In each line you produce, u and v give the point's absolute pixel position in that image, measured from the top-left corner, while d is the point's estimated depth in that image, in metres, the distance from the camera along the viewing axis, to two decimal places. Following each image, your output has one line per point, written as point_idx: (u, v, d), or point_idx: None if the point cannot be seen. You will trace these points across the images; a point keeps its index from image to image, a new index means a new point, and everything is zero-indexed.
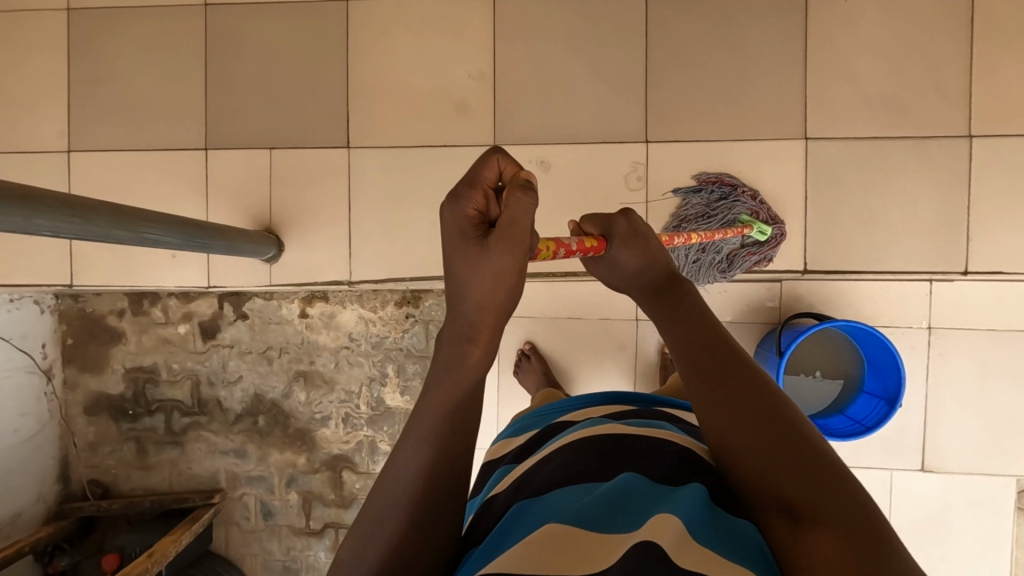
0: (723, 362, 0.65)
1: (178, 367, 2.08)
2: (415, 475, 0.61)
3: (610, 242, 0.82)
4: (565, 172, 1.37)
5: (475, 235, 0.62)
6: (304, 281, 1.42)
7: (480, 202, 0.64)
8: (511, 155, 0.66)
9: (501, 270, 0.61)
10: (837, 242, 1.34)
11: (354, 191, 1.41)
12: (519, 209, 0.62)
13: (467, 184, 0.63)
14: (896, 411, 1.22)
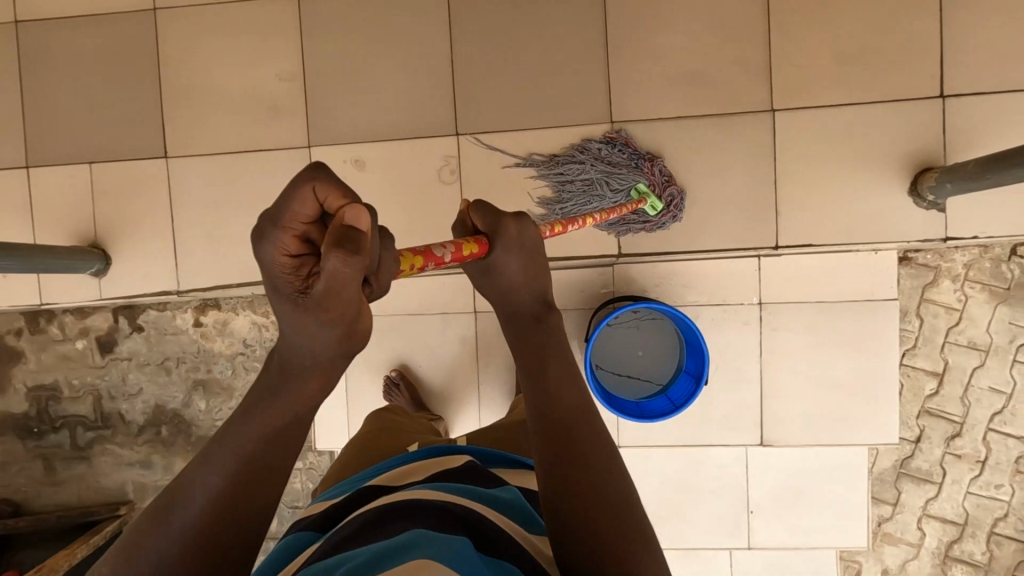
0: (574, 430, 0.67)
1: (79, 383, 2.12)
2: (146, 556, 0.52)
3: (493, 241, 0.76)
4: (380, 170, 1.38)
5: (298, 284, 0.56)
6: (135, 293, 1.43)
7: (293, 243, 0.57)
8: (330, 181, 0.55)
9: (322, 329, 0.57)
10: (651, 223, 1.35)
11: (179, 201, 1.42)
12: (337, 272, 0.52)
13: (270, 224, 0.56)
14: (701, 388, 1.22)
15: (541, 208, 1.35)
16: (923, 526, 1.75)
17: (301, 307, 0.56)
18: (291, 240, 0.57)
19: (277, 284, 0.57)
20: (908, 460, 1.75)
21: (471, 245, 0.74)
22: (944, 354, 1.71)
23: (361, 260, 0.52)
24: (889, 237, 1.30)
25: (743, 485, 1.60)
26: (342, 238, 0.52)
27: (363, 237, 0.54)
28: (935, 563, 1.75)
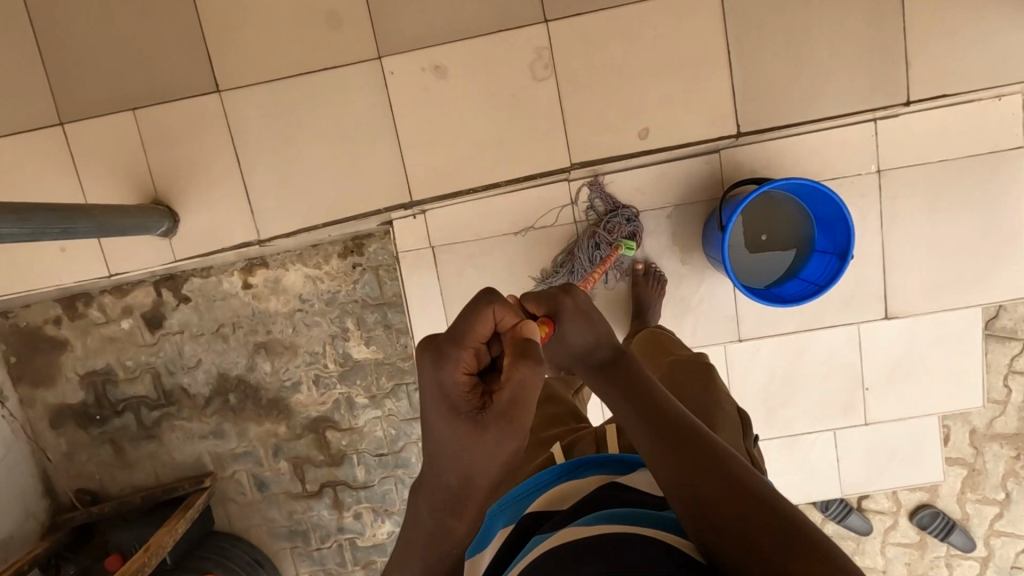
0: (695, 448, 0.64)
1: (132, 363, 2.02)
2: None
3: (554, 319, 0.72)
4: (462, 75, 1.23)
5: (473, 402, 0.58)
6: (210, 249, 1.31)
7: (472, 357, 0.59)
8: (507, 304, 0.61)
9: (497, 450, 0.58)
10: (770, 95, 1.24)
11: (240, 138, 1.27)
12: (522, 385, 0.57)
13: (453, 343, 0.58)
14: (849, 264, 1.15)
15: (648, 94, 1.23)
16: (1010, 382, 2.01)
17: (476, 428, 0.57)
18: (469, 356, 0.59)
19: (452, 397, 0.58)
20: (992, 321, 1.99)
21: (545, 325, 0.70)
22: None
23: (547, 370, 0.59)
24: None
25: (857, 364, 1.57)
26: (525, 352, 0.59)
27: (540, 358, 0.59)
28: (1022, 415, 2.03)
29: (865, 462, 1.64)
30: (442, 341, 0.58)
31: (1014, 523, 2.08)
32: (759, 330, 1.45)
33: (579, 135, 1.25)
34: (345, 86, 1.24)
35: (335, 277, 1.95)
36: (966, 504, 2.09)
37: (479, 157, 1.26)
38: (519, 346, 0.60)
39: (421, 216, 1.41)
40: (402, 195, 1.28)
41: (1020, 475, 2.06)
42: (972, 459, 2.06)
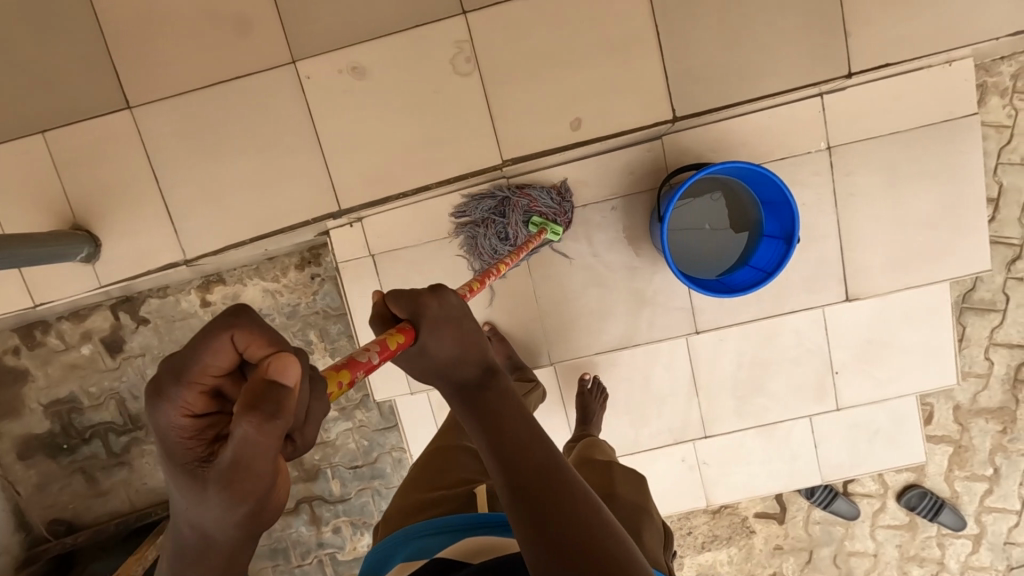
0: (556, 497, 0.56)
1: (96, 390, 1.99)
2: None
3: (417, 326, 0.63)
4: (380, 75, 1.17)
5: (199, 451, 0.49)
6: (136, 272, 1.25)
7: (198, 398, 0.50)
8: (251, 326, 0.51)
9: (220, 512, 0.47)
10: (705, 75, 1.17)
11: (157, 155, 1.21)
12: (237, 443, 0.44)
13: (171, 380, 0.49)
14: (794, 248, 1.10)
15: (578, 83, 1.17)
16: (991, 355, 1.95)
17: (196, 478, 0.48)
18: (198, 395, 0.50)
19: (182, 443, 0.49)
20: (970, 293, 1.92)
21: (397, 336, 0.62)
22: (997, 177, 1.86)
23: (278, 427, 0.44)
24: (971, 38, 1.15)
25: (825, 348, 1.51)
26: (253, 395, 0.45)
27: (285, 400, 0.45)
28: (1006, 388, 1.97)
29: (845, 448, 1.59)
30: (160, 376, 0.49)
31: (1005, 498, 2.03)
32: (718, 321, 1.39)
33: (509, 130, 1.19)
34: (260, 93, 1.18)
35: (294, 290, 1.95)
36: (955, 483, 2.04)
37: (407, 159, 1.20)
38: (266, 383, 0.46)
39: (358, 224, 1.36)
40: (328, 204, 1.22)
41: (1008, 450, 2.00)
42: (958, 436, 2.01)
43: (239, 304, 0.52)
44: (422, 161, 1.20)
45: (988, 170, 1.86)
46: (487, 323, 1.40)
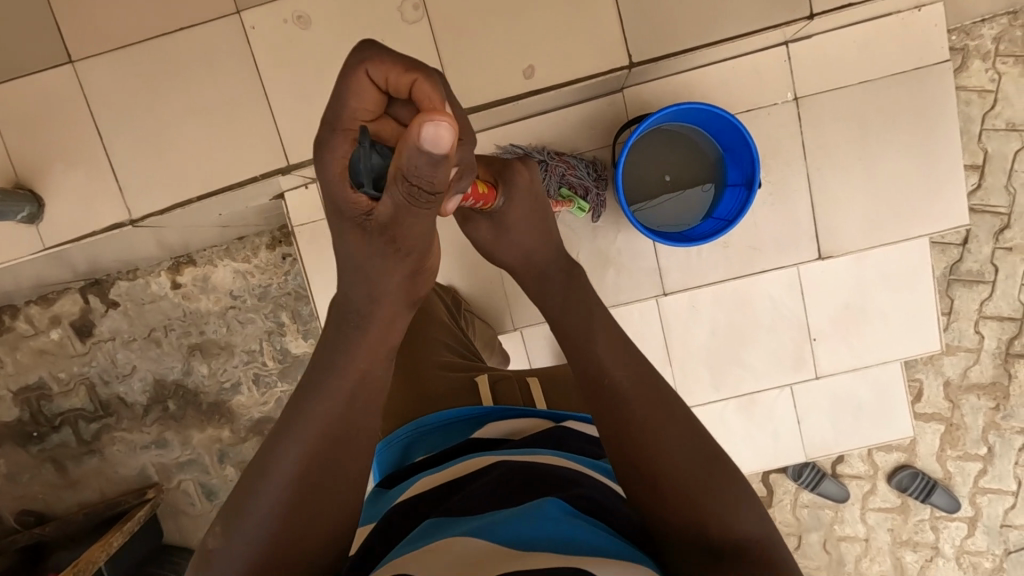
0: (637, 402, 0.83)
1: (66, 375, 2.11)
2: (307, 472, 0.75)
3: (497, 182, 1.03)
4: (328, 25, 1.15)
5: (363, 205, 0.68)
6: (79, 233, 1.22)
7: (350, 144, 0.66)
8: (383, 58, 0.65)
9: (384, 244, 0.71)
10: (664, 18, 1.13)
11: (101, 111, 1.18)
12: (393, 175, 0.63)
13: (329, 128, 0.66)
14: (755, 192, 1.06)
15: (530, 30, 1.14)
16: (980, 328, 1.89)
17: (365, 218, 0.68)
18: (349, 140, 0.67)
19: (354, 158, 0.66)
20: (957, 265, 1.87)
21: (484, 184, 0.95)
22: (982, 144, 1.80)
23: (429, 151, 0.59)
24: None
25: (801, 315, 1.46)
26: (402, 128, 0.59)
27: (423, 121, 0.58)
28: (997, 363, 1.91)
29: (829, 422, 1.53)
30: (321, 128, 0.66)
31: (1000, 479, 1.96)
32: (687, 284, 1.34)
33: (461, 80, 1.15)
34: (204, 46, 1.16)
35: (265, 270, 2.01)
36: (947, 463, 1.96)
37: None
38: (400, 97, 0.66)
39: (313, 186, 1.33)
40: (278, 159, 1.20)
41: (1001, 428, 1.94)
42: (949, 413, 1.94)
43: (362, 41, 0.66)
44: None
45: (972, 137, 1.80)
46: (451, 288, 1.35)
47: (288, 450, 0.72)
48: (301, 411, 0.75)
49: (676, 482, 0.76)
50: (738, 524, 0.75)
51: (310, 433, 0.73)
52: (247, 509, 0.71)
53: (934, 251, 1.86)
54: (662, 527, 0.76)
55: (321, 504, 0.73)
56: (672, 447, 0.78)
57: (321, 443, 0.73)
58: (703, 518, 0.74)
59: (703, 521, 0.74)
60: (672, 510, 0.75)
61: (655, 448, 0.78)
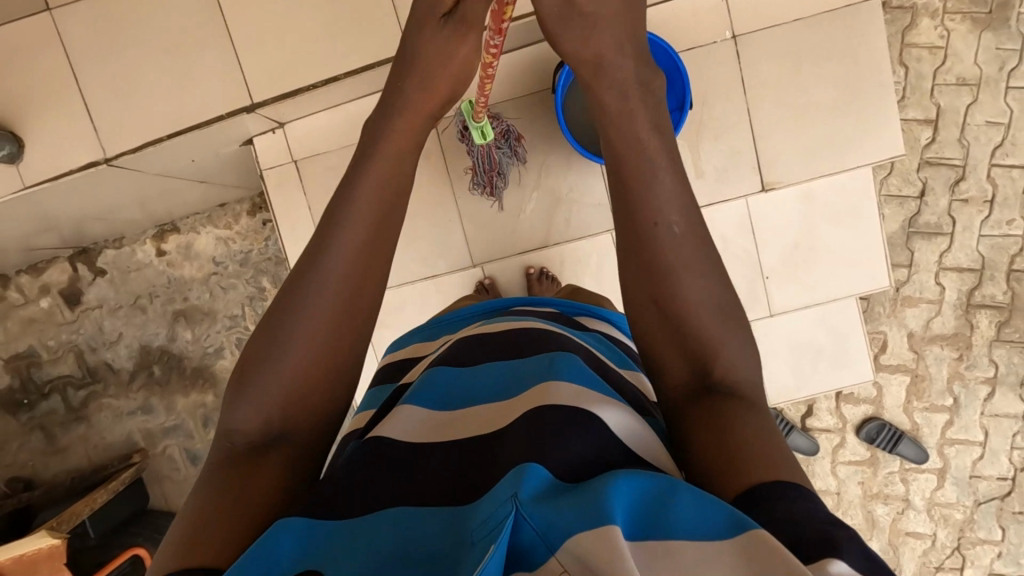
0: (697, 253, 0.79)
1: (54, 343, 2.17)
2: (312, 331, 0.79)
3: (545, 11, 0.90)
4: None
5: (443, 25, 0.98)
6: (54, 172, 1.29)
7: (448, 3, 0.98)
8: None
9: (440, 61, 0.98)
10: None
11: (76, 55, 1.26)
12: None
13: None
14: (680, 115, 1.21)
15: None
16: (941, 280, 1.94)
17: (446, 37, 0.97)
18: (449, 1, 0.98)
19: (421, 9, 0.98)
20: (916, 217, 1.92)
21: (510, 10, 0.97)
22: (934, 99, 1.87)
23: None
24: None
25: (754, 254, 1.48)
26: None
27: None
28: (959, 314, 1.95)
29: (790, 369, 1.55)
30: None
31: (967, 429, 1.99)
32: None
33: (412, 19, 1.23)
34: None
35: (246, 236, 2.09)
36: (914, 414, 2.00)
37: (317, 51, 1.26)
38: None
39: (280, 130, 1.40)
40: (242, 98, 1.27)
41: (966, 378, 1.97)
42: (914, 364, 1.98)
43: None
44: (329, 53, 1.26)
45: (924, 92, 1.86)
46: None
47: (313, 292, 0.80)
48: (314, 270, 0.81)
49: (699, 326, 0.77)
50: (744, 371, 0.75)
51: (339, 283, 0.81)
52: (273, 344, 0.77)
53: (892, 204, 1.92)
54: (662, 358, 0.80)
55: (341, 343, 0.81)
56: (699, 293, 0.78)
57: (344, 289, 0.81)
58: (711, 355, 0.76)
59: (708, 359, 0.76)
60: (680, 347, 0.78)
61: (683, 288, 0.78)
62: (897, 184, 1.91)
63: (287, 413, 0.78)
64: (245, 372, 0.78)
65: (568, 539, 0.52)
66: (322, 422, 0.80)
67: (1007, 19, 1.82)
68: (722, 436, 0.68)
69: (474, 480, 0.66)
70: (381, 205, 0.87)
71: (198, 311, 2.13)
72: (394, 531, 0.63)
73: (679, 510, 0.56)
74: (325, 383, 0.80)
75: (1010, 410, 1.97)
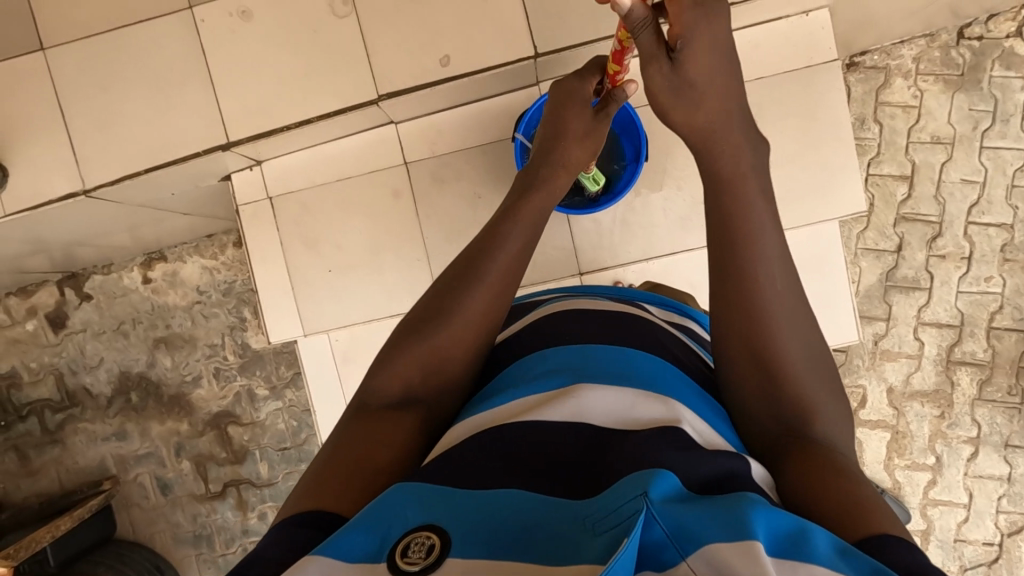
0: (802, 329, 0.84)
1: (37, 365, 2.19)
2: (463, 323, 0.90)
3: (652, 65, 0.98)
4: (267, 18, 1.29)
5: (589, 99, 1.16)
6: (36, 202, 1.34)
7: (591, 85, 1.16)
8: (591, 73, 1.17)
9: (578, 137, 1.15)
10: (564, 14, 1.24)
11: (64, 92, 1.32)
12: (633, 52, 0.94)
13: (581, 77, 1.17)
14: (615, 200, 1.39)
15: (446, 22, 1.26)
16: (920, 335, 1.92)
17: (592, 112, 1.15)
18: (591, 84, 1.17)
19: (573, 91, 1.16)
20: (893, 271, 1.91)
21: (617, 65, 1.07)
22: (909, 155, 1.89)
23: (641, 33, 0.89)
24: None
25: None
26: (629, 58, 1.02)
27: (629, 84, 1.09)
28: (939, 370, 1.92)
29: None
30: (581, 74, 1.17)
31: (951, 490, 1.93)
32: (602, 263, 1.49)
33: (382, 67, 1.28)
34: (160, 36, 1.31)
35: (231, 267, 2.13)
36: (895, 472, 1.95)
37: (292, 95, 1.31)
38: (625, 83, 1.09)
39: (258, 167, 1.45)
40: (218, 136, 1.32)
41: (948, 437, 1.93)
42: (894, 420, 1.94)
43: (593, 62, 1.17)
44: (303, 96, 1.30)
45: (899, 148, 1.89)
46: (380, 259, 1.44)
47: (466, 292, 0.92)
48: (476, 263, 0.95)
49: (812, 400, 0.80)
50: (830, 422, 0.80)
51: (491, 284, 0.93)
52: (428, 329, 0.89)
53: (869, 257, 1.92)
54: (747, 386, 0.83)
55: (478, 342, 0.92)
56: (800, 345, 0.83)
57: (496, 291, 0.93)
58: (795, 400, 0.80)
59: (800, 411, 0.79)
60: (774, 388, 0.81)
61: (776, 343, 0.82)
62: (873, 238, 1.92)
63: (416, 393, 0.88)
64: (392, 349, 0.89)
65: (703, 545, 0.55)
66: (440, 404, 0.89)
67: (979, 81, 1.86)
68: (831, 493, 0.68)
69: (591, 477, 0.67)
70: (528, 233, 1.02)
71: (179, 339, 2.15)
72: (510, 511, 0.63)
73: (817, 542, 0.58)
74: (454, 375, 0.90)
75: (995, 472, 1.91)
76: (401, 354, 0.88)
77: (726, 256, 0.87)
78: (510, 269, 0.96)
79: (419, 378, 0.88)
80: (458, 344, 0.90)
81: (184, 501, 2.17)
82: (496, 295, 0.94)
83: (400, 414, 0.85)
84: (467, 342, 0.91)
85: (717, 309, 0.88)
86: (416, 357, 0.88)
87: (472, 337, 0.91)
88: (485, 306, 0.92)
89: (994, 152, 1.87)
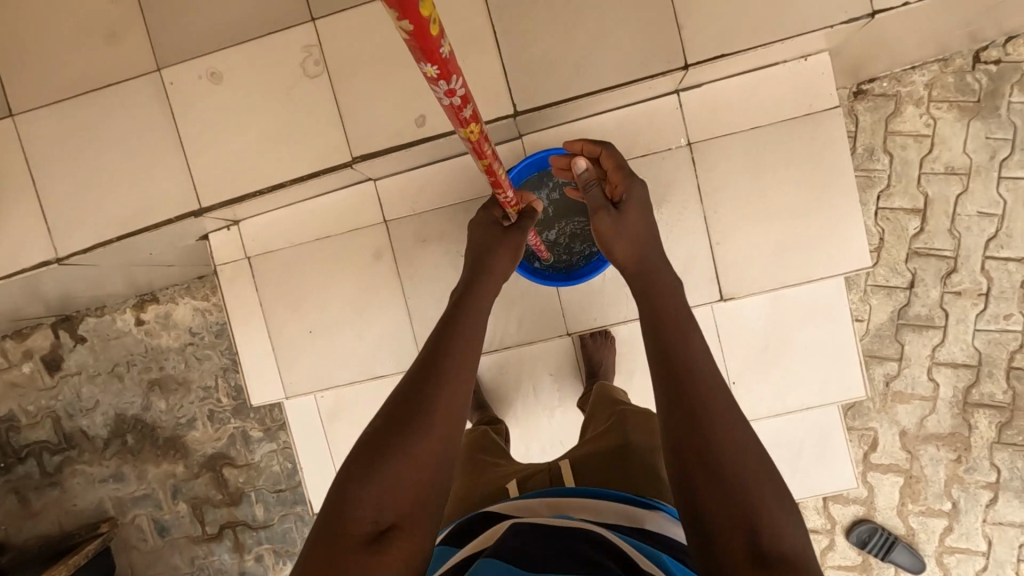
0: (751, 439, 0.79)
1: (34, 408, 2.19)
2: (433, 427, 0.86)
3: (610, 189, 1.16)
4: (236, 78, 1.24)
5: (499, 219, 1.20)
6: (9, 272, 1.30)
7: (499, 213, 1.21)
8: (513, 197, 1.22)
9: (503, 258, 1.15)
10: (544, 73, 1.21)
11: (35, 159, 1.29)
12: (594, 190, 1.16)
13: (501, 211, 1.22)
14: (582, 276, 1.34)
15: (421, 79, 1.20)
16: (935, 376, 1.83)
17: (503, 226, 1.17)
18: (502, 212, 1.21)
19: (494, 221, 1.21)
20: (905, 309, 1.82)
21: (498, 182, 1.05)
22: (921, 188, 1.79)
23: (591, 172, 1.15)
24: (804, 28, 1.18)
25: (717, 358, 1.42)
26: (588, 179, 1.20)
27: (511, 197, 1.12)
28: (956, 413, 1.83)
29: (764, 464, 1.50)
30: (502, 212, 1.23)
31: (968, 537, 1.84)
32: (590, 321, 1.42)
33: (358, 128, 1.23)
34: (129, 99, 1.27)
35: (223, 308, 2.10)
36: (909, 518, 1.86)
37: (266, 158, 1.26)
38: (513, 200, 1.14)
39: (236, 227, 1.42)
40: (191, 201, 1.28)
41: (965, 482, 1.83)
42: (908, 464, 1.85)
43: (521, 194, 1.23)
44: (277, 159, 1.26)
45: (911, 181, 1.80)
46: (362, 320, 1.40)
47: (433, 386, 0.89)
48: (440, 354, 0.94)
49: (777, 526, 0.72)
50: (799, 548, 0.72)
51: (450, 385, 0.90)
52: (389, 448, 0.84)
53: (879, 294, 1.83)
54: (703, 510, 0.75)
55: (446, 451, 0.87)
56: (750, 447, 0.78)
57: (460, 386, 0.91)
58: (757, 520, 0.72)
59: (767, 538, 0.71)
60: (738, 511, 0.73)
61: (723, 442, 0.77)
62: (884, 274, 1.82)
63: (387, 518, 0.81)
64: (352, 482, 0.81)
65: None
66: (411, 537, 0.82)
67: (997, 108, 1.75)
68: None
69: None
70: (479, 331, 1.00)
71: (173, 382, 2.13)
72: None
73: None
74: (425, 488, 0.84)
75: (1016, 519, 1.82)
76: (366, 473, 0.82)
77: (665, 371, 0.86)
78: (469, 361, 0.95)
79: (383, 506, 0.81)
80: (427, 452, 0.85)
81: (182, 543, 2.16)
82: (462, 393, 0.91)
83: (378, 557, 0.78)
84: (436, 453, 0.86)
85: (665, 422, 0.82)
86: (378, 477, 0.81)
87: (441, 445, 0.87)
88: (452, 401, 0.89)
89: (1014, 183, 1.77)
